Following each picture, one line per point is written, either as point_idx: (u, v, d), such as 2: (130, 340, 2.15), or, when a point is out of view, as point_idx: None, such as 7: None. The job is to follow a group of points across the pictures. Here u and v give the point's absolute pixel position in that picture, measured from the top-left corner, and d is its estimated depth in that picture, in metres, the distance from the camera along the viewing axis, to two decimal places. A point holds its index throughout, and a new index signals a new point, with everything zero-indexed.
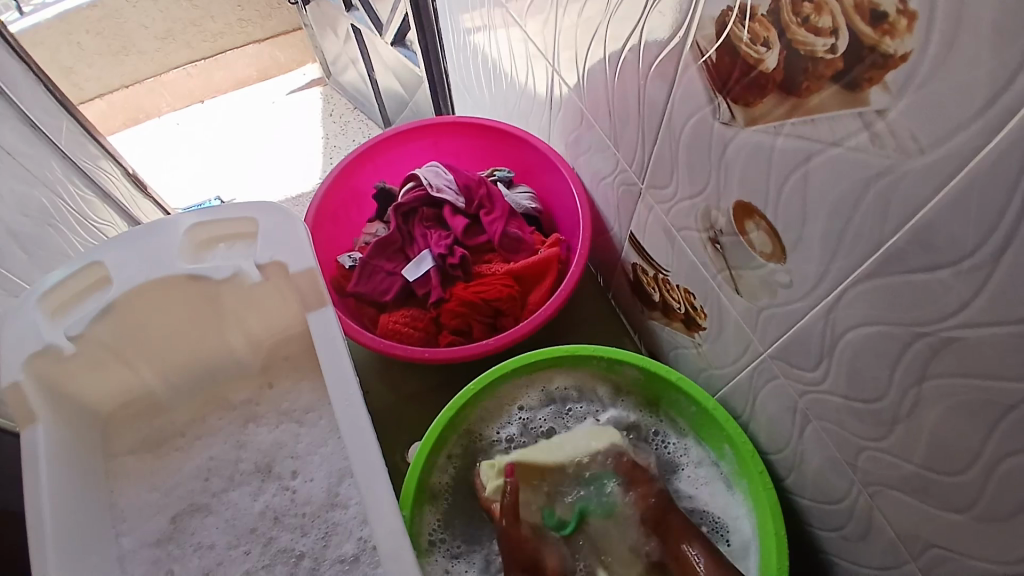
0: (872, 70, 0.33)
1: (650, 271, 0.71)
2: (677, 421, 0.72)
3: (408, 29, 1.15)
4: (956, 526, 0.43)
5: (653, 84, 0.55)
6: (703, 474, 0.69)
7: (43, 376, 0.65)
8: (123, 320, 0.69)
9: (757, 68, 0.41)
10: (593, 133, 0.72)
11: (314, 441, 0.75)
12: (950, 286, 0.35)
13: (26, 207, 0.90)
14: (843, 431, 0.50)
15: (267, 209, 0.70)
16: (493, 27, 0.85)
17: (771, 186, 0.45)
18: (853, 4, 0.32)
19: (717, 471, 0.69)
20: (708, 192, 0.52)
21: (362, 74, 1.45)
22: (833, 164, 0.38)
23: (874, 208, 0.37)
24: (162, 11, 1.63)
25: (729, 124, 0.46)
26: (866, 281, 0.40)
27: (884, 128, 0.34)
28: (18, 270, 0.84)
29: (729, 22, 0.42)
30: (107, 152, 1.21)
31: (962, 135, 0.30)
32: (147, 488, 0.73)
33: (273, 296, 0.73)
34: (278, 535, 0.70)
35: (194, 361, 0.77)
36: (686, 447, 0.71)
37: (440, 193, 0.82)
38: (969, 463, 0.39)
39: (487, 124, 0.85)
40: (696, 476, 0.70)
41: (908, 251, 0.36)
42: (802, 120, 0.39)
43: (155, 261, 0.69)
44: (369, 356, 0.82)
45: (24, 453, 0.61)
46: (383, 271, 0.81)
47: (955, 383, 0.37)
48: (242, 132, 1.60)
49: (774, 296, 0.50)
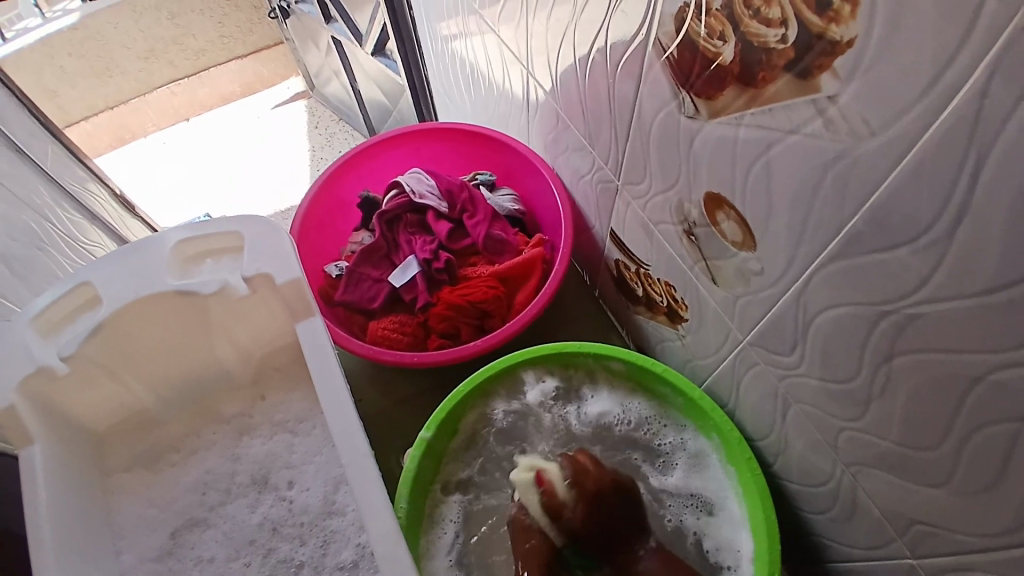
0: (821, 58, 0.34)
1: (632, 266, 0.72)
2: (667, 411, 0.72)
3: (386, 39, 1.16)
4: (933, 500, 0.44)
5: (621, 82, 0.56)
6: (700, 466, 0.69)
7: (36, 396, 0.66)
8: (114, 338, 0.70)
9: (716, 62, 0.42)
10: (569, 133, 0.73)
11: (309, 450, 0.75)
12: (908, 264, 0.36)
13: (14, 231, 0.91)
14: (822, 413, 0.50)
15: (250, 220, 0.71)
16: (468, 34, 0.86)
17: (737, 176, 0.46)
18: None
19: (709, 457, 0.69)
20: (679, 185, 0.54)
21: (345, 86, 1.46)
22: (792, 151, 0.39)
23: (833, 192, 0.38)
24: (144, 31, 1.63)
25: (693, 117, 0.47)
26: (831, 263, 0.41)
27: (837, 113, 0.35)
28: (9, 293, 0.85)
29: (687, 19, 0.43)
30: (94, 174, 1.22)
31: (908, 117, 0.32)
32: (145, 505, 0.73)
33: (262, 307, 0.74)
34: (277, 546, 0.70)
35: (185, 376, 0.78)
36: (684, 441, 0.71)
37: (423, 199, 0.83)
38: (942, 437, 0.40)
39: (466, 130, 0.86)
40: (691, 470, 0.69)
41: (868, 232, 0.37)
42: (760, 110, 0.40)
43: (143, 279, 0.70)
44: (360, 363, 0.82)
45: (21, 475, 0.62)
46: (369, 278, 0.82)
47: (922, 358, 0.38)
48: (228, 148, 1.61)
49: (748, 284, 0.51)
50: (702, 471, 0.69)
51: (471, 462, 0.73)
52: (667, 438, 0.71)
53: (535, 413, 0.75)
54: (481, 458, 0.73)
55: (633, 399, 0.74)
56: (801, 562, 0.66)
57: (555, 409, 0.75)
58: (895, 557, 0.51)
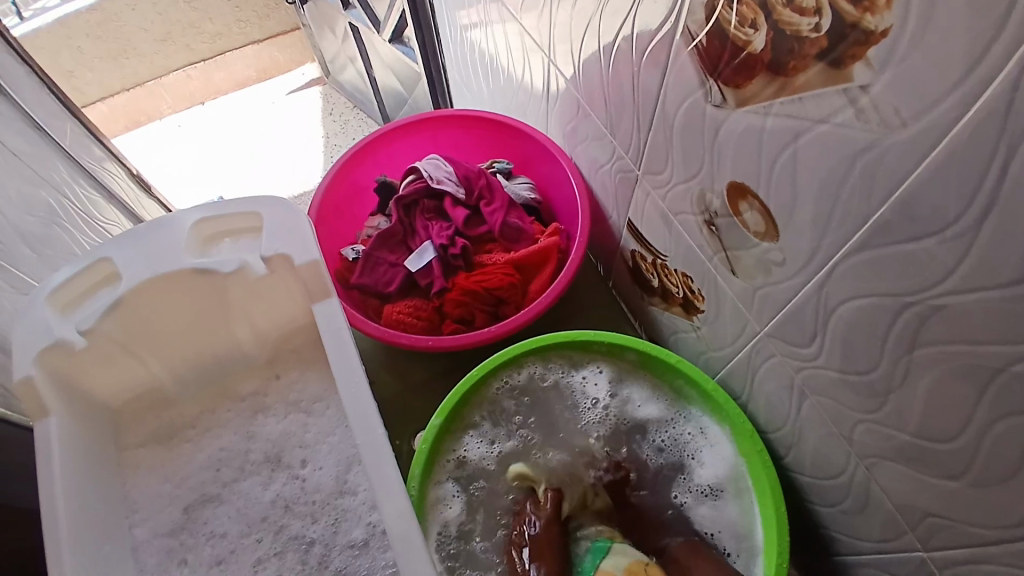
0: (854, 47, 0.34)
1: (648, 257, 0.72)
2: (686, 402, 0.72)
3: (404, 26, 1.16)
4: (949, 493, 0.44)
5: (645, 72, 0.56)
6: (717, 457, 0.69)
7: (55, 371, 0.67)
8: (133, 316, 0.71)
9: (745, 50, 0.42)
10: (590, 123, 0.73)
11: (323, 430, 0.76)
12: (935, 254, 0.36)
13: (32, 206, 0.92)
14: (839, 405, 0.51)
15: (269, 203, 0.72)
16: (489, 22, 0.86)
17: (762, 166, 0.46)
18: None
19: (725, 450, 0.68)
20: (702, 175, 0.54)
21: (360, 72, 1.46)
22: (821, 141, 0.39)
23: (861, 182, 0.38)
24: (161, 13, 1.64)
25: (720, 107, 0.47)
26: (856, 254, 0.41)
27: (868, 103, 0.35)
28: (26, 269, 0.86)
29: (718, 7, 0.43)
30: (111, 154, 1.23)
31: (939, 108, 0.32)
32: (159, 479, 0.74)
33: (279, 288, 0.75)
34: (289, 523, 0.71)
35: (202, 355, 0.79)
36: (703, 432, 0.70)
37: (441, 185, 0.83)
38: (959, 429, 0.40)
39: (485, 117, 0.86)
40: (708, 462, 0.69)
41: (895, 222, 0.37)
42: (789, 99, 0.40)
43: (163, 257, 0.71)
44: (375, 346, 0.83)
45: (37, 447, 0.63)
46: (386, 262, 0.82)
47: (945, 350, 0.38)
48: (242, 132, 1.62)
49: (768, 275, 0.51)
50: (716, 463, 0.69)
51: (486, 444, 0.72)
52: (685, 429, 0.71)
53: (554, 397, 0.75)
54: (497, 441, 0.73)
55: (653, 390, 0.74)
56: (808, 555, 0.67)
57: (575, 394, 0.75)
58: (906, 550, 0.52)
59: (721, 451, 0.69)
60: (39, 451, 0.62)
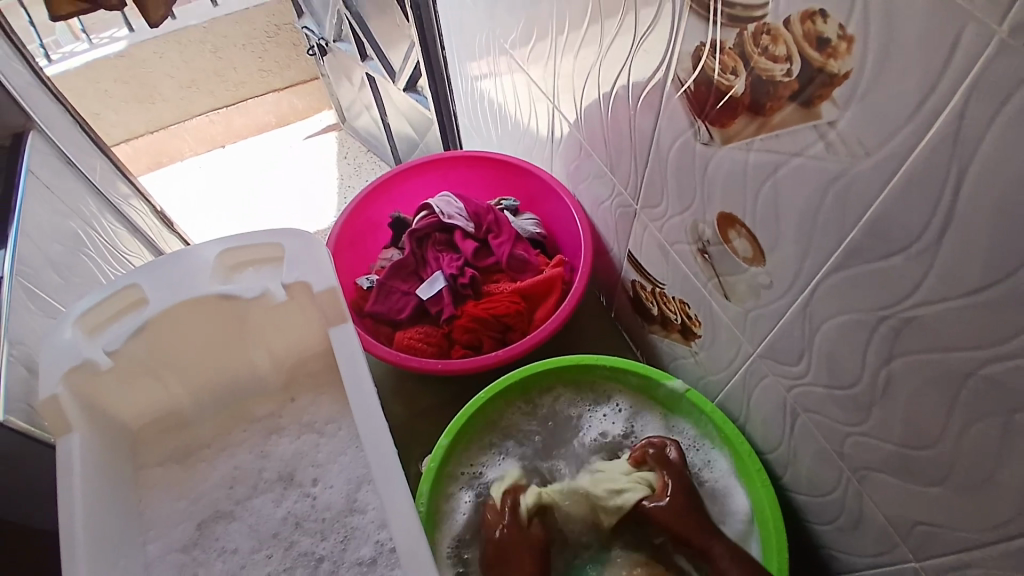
0: (822, 88, 0.39)
1: (648, 286, 0.76)
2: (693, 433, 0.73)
3: (418, 76, 1.24)
4: (933, 500, 0.47)
5: (641, 115, 0.62)
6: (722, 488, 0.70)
7: (79, 389, 0.71)
8: (158, 338, 0.75)
9: (729, 94, 0.47)
10: (592, 162, 0.79)
11: (335, 450, 0.78)
12: (903, 270, 0.40)
13: (62, 235, 0.98)
14: (828, 420, 0.54)
15: (292, 234, 0.77)
16: (499, 73, 0.93)
17: (747, 196, 0.50)
18: (803, 36, 0.39)
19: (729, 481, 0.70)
20: (694, 206, 0.58)
21: (375, 119, 1.54)
22: (798, 171, 0.44)
23: (835, 207, 0.43)
24: (187, 61, 1.75)
25: (708, 144, 0.52)
26: (834, 273, 0.45)
27: (836, 137, 0.40)
28: (53, 292, 0.91)
29: (702, 56, 0.49)
30: (138, 192, 1.30)
31: (896, 138, 0.36)
32: (174, 496, 0.77)
33: (297, 314, 0.79)
34: (300, 539, 0.73)
35: (220, 378, 0.82)
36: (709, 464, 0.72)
37: (451, 219, 0.88)
38: (937, 435, 0.43)
39: (494, 157, 0.92)
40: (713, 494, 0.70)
41: (866, 242, 0.41)
42: (769, 135, 0.45)
43: (190, 284, 0.75)
44: (386, 371, 0.86)
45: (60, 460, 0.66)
46: (399, 291, 0.87)
47: (919, 359, 0.42)
48: (259, 172, 1.69)
49: (758, 298, 0.55)
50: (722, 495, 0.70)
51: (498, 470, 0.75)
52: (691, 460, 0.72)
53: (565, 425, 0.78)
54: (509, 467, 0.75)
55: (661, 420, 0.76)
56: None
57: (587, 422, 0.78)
58: (900, 562, 0.54)
59: (724, 478, 0.70)
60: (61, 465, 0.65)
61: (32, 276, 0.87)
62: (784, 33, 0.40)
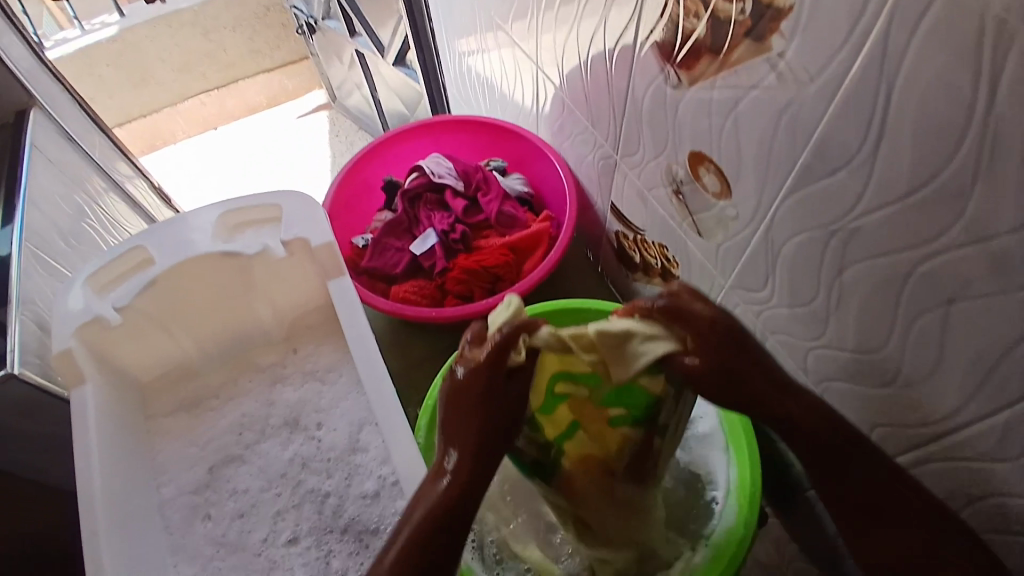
0: (772, 23, 0.44)
1: (630, 235, 0.81)
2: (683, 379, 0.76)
3: (406, 50, 1.27)
4: (884, 400, 0.52)
5: (616, 67, 0.66)
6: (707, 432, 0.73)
7: (89, 343, 0.75)
8: (163, 295, 0.79)
9: (693, 37, 0.52)
10: (574, 119, 0.83)
11: (337, 396, 0.83)
12: (847, 184, 0.45)
13: (67, 205, 1.01)
14: (794, 338, 0.59)
15: (289, 195, 0.81)
16: (485, 46, 0.97)
17: (713, 133, 0.55)
18: None
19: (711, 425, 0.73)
20: (668, 148, 0.63)
21: (366, 97, 1.57)
22: (754, 105, 0.49)
23: (787, 133, 0.47)
24: (178, 44, 1.78)
25: (677, 87, 0.57)
26: (791, 196, 0.50)
27: (786, 67, 0.45)
28: (61, 260, 0.95)
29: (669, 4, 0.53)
30: (139, 172, 1.33)
31: (836, 61, 0.41)
32: (185, 443, 0.81)
33: (297, 270, 0.83)
34: (307, 477, 0.78)
35: (225, 333, 0.87)
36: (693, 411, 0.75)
37: (441, 179, 0.93)
38: (885, 336, 0.48)
39: (483, 121, 0.96)
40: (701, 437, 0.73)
41: (816, 162, 0.46)
42: (729, 73, 0.50)
43: (193, 242, 0.79)
44: (385, 323, 0.91)
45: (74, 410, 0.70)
46: (393, 247, 0.92)
47: (866, 266, 0.47)
48: (252, 151, 1.71)
49: (727, 230, 0.60)
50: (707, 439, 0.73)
51: None
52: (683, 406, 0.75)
53: None
54: None
55: None
56: (785, 496, 0.74)
57: None
58: None
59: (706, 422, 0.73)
60: (76, 415, 0.69)
61: (40, 242, 0.90)
62: None
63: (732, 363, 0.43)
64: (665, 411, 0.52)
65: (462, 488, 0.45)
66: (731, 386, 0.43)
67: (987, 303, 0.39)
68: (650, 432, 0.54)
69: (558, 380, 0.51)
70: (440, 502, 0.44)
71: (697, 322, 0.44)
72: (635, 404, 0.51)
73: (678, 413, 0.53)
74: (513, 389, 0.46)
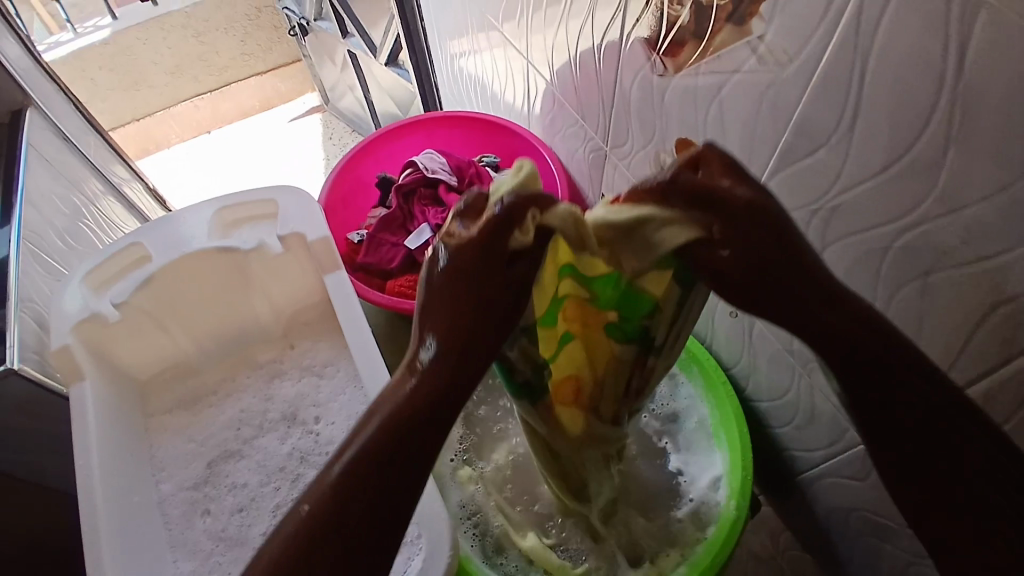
0: (751, 6, 0.45)
1: None
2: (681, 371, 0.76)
3: (399, 50, 1.28)
4: None
5: (603, 58, 0.67)
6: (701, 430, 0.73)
7: (88, 339, 0.76)
8: (160, 291, 0.80)
9: (677, 23, 0.53)
10: (564, 112, 0.84)
11: (334, 390, 0.84)
12: (826, 162, 0.46)
13: (65, 205, 1.02)
14: None
15: (285, 191, 0.82)
16: (477, 48, 0.98)
17: (698, 119, 0.56)
18: None
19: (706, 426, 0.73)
20: (656, 136, 0.64)
21: (360, 99, 1.58)
22: (736, 89, 0.50)
23: (768, 115, 0.48)
24: (171, 47, 1.79)
25: (663, 75, 0.58)
26: (774, 178, 0.51)
27: (766, 49, 0.46)
28: (58, 257, 0.95)
29: None
30: (135, 175, 1.34)
31: (813, 40, 0.42)
32: (184, 438, 0.82)
33: (293, 266, 0.84)
34: (305, 471, 0.79)
35: (223, 328, 0.87)
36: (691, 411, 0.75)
37: (435, 174, 0.93)
38: None
39: (475, 117, 0.97)
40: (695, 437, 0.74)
41: (796, 143, 0.47)
42: (712, 58, 0.51)
43: (191, 238, 0.80)
44: (380, 318, 0.92)
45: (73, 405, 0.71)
46: (388, 243, 0.92)
47: (849, 243, 0.47)
48: (246, 154, 1.72)
49: None
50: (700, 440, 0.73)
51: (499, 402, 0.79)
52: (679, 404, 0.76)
53: None
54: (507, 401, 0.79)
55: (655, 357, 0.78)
56: (780, 480, 0.74)
57: None
58: (850, 447, 0.59)
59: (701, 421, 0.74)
60: (75, 411, 0.70)
61: (38, 241, 0.91)
62: None
63: (773, 257, 0.36)
64: (664, 323, 0.47)
65: (433, 396, 0.35)
66: (773, 284, 0.36)
67: (967, 273, 0.40)
68: (645, 349, 0.49)
69: (563, 277, 0.45)
70: (403, 407, 0.35)
71: (731, 206, 0.36)
72: (634, 311, 0.46)
73: (677, 325, 0.48)
74: (511, 276, 0.38)
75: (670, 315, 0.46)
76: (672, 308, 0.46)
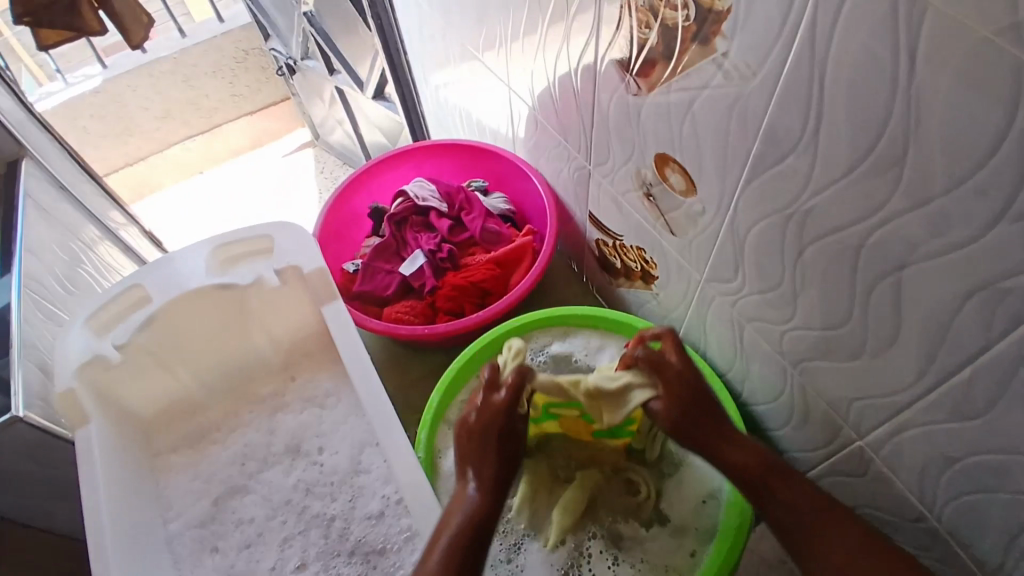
0: (713, 25, 0.48)
1: (609, 241, 0.83)
2: None
3: (384, 83, 1.27)
4: (857, 372, 0.54)
5: (582, 85, 0.70)
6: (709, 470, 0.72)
7: (91, 383, 0.75)
8: (161, 330, 0.80)
9: (646, 46, 0.56)
10: (548, 136, 0.85)
11: (337, 420, 0.85)
12: (796, 168, 0.48)
13: (62, 251, 1.03)
14: (768, 324, 0.61)
15: (282, 228, 0.82)
16: (460, 76, 0.98)
17: (676, 133, 0.58)
18: (687, 35, 0.51)
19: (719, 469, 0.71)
20: (636, 155, 0.66)
21: (348, 133, 1.59)
22: (708, 103, 0.52)
23: (739, 125, 0.51)
24: (161, 93, 1.80)
25: (637, 94, 0.61)
26: (750, 186, 0.53)
27: (730, 65, 0.48)
28: (59, 302, 0.96)
29: (632, 33, 0.57)
30: (129, 219, 1.33)
31: (772, 54, 0.45)
32: (190, 476, 0.82)
33: (291, 298, 0.85)
34: (311, 503, 0.80)
35: (224, 364, 0.89)
36: None
37: (426, 202, 0.97)
38: (851, 312, 0.51)
39: (460, 145, 0.99)
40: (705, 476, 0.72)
41: (766, 150, 0.50)
42: (683, 75, 0.54)
43: (188, 279, 0.80)
44: (379, 345, 0.93)
45: (79, 448, 0.70)
46: (383, 270, 0.95)
47: (826, 242, 0.49)
48: (240, 191, 1.73)
49: (696, 226, 0.63)
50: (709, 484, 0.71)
51: None
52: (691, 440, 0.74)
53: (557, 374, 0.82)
54: None
55: None
56: None
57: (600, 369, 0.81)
58: (848, 445, 0.59)
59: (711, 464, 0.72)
60: (80, 451, 0.69)
61: (39, 289, 0.92)
62: (675, 17, 0.51)
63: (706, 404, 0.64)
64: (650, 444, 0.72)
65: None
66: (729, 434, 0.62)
67: (938, 265, 0.42)
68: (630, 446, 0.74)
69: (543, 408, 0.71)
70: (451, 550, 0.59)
71: (671, 372, 0.65)
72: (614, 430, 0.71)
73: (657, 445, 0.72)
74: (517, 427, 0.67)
75: (648, 439, 0.72)
76: (647, 432, 0.71)
